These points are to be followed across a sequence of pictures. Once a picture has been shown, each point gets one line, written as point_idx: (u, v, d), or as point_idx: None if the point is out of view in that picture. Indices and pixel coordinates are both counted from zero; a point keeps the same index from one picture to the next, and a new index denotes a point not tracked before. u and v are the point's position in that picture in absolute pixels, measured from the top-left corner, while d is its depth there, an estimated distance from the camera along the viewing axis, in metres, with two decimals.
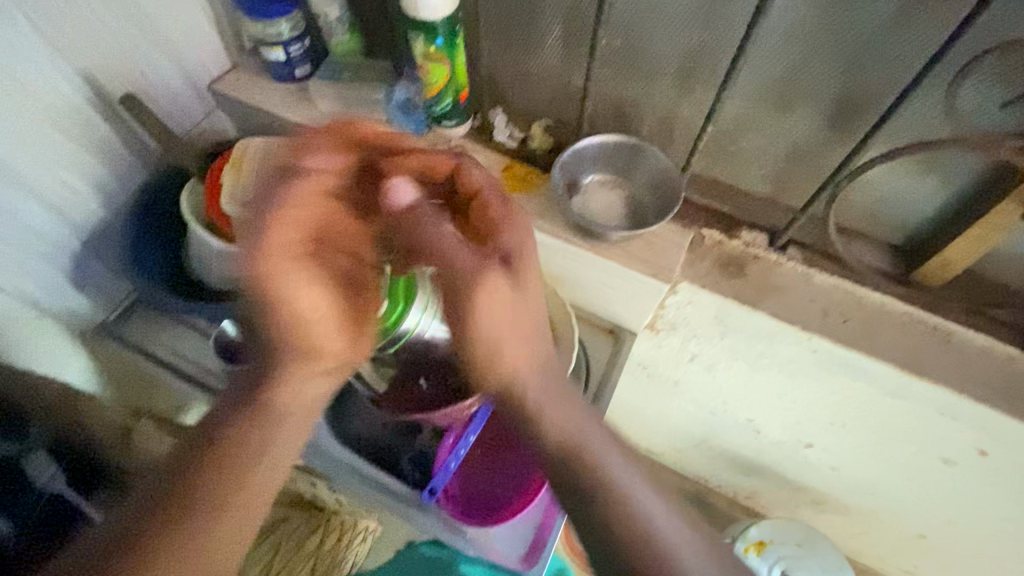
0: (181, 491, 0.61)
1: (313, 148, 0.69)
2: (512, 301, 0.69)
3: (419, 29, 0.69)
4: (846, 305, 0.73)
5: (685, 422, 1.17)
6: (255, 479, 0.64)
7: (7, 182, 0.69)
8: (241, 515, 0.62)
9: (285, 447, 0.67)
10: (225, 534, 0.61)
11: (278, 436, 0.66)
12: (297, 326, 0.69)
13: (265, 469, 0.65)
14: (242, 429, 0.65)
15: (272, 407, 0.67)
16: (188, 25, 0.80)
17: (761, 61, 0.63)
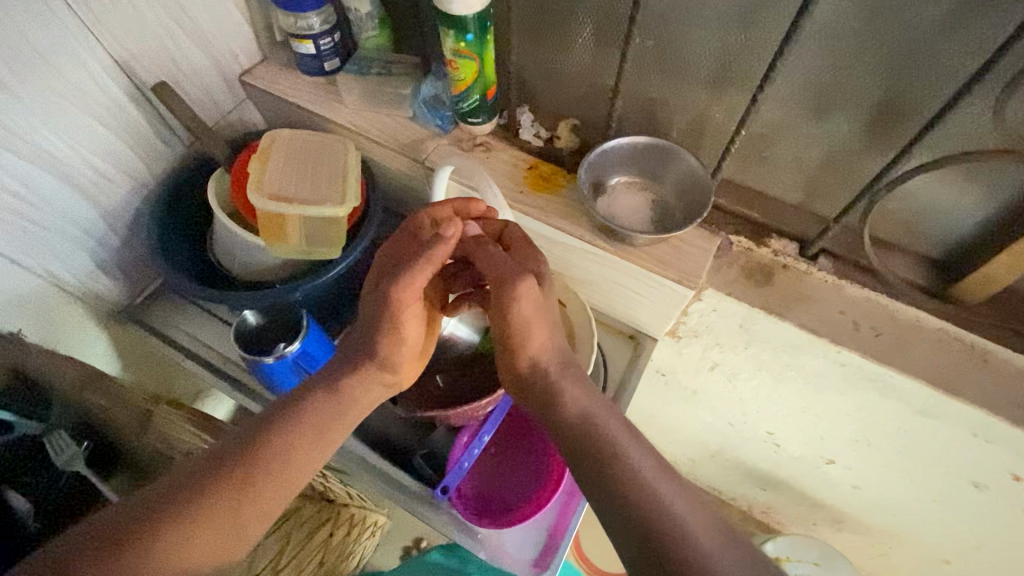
0: (209, 487, 0.55)
1: (438, 205, 0.65)
2: (545, 309, 0.60)
3: (449, 24, 0.68)
4: (878, 318, 0.71)
5: (702, 432, 1.14)
6: (266, 499, 0.56)
7: (43, 165, 0.70)
8: (243, 523, 0.55)
9: (308, 462, 0.58)
10: (219, 546, 0.53)
11: (297, 453, 0.58)
12: (382, 357, 0.62)
13: (274, 483, 0.56)
14: (279, 432, 0.58)
15: (312, 423, 0.59)
16: (221, 16, 0.81)
17: (800, 64, 0.62)
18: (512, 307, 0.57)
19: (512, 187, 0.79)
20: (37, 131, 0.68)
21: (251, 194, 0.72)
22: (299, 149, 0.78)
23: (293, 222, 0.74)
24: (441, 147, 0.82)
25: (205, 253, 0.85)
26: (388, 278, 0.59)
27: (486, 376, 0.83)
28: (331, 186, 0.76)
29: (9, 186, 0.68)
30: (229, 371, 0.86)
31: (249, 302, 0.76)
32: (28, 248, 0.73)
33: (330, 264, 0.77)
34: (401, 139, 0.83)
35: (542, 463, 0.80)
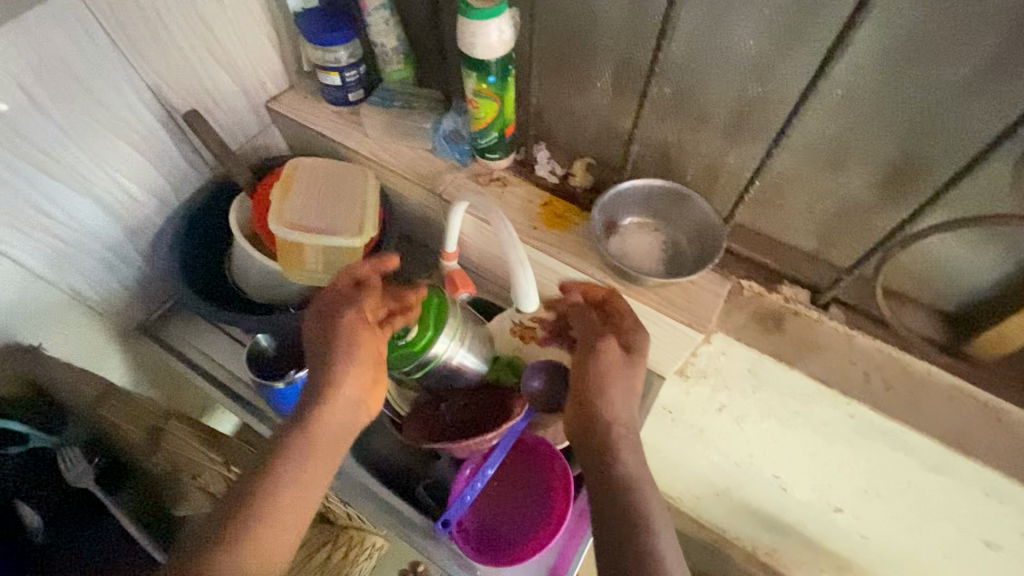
0: (233, 509, 0.58)
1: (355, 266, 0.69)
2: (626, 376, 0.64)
3: (472, 66, 0.70)
4: (889, 371, 0.70)
5: (707, 471, 1.13)
6: (283, 507, 0.59)
7: (75, 186, 0.72)
8: (278, 533, 0.58)
9: (312, 463, 0.61)
10: (264, 553, 0.57)
11: (298, 457, 0.60)
12: (338, 374, 0.62)
13: (287, 491, 0.59)
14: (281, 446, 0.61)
15: (311, 437, 0.61)
16: (252, 47, 0.84)
17: (816, 119, 0.62)
18: (594, 362, 0.64)
19: (526, 223, 0.80)
20: (71, 154, 0.70)
21: (272, 222, 0.74)
22: (321, 178, 0.80)
23: (311, 250, 0.76)
24: (459, 180, 0.84)
25: (223, 273, 0.86)
26: (327, 322, 0.65)
27: (492, 407, 0.83)
28: (349, 216, 0.78)
29: (42, 206, 0.71)
30: (238, 391, 0.87)
31: (263, 326, 0.77)
32: (54, 264, 0.75)
33: None
34: (419, 171, 0.85)
35: (544, 499, 0.79)
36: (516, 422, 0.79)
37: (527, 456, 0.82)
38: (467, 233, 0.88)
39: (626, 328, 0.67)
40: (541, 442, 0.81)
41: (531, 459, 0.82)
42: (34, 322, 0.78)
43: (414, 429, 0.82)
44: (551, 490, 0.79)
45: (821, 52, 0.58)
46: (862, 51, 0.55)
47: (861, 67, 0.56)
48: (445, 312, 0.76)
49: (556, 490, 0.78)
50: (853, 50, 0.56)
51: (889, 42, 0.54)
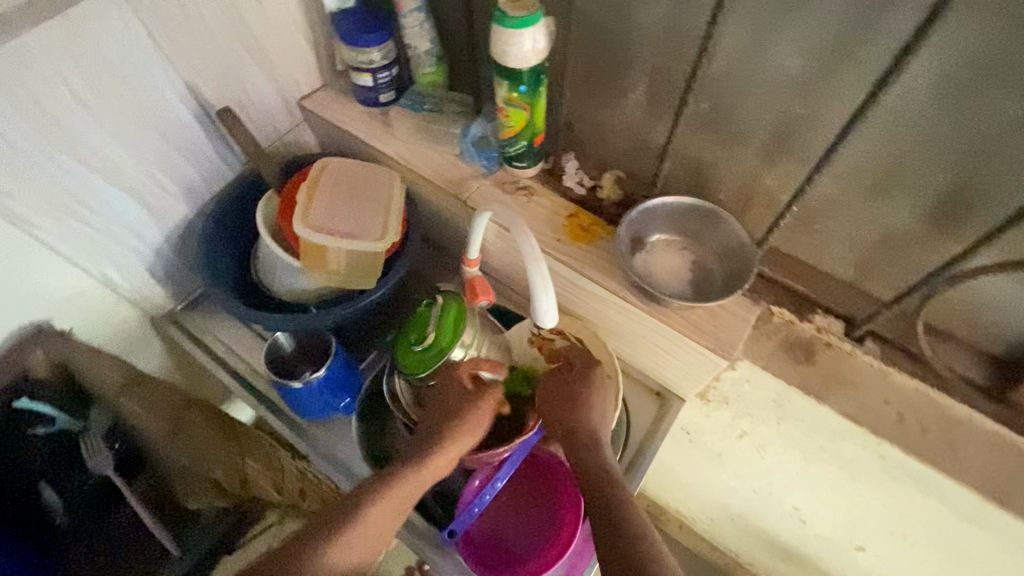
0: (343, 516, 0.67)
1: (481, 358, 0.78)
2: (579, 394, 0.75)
3: (505, 74, 0.69)
4: (927, 413, 0.66)
5: (724, 496, 1.10)
6: (375, 529, 0.67)
7: (110, 178, 0.74)
8: (361, 547, 0.66)
9: (405, 499, 0.70)
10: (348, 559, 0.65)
11: (400, 490, 0.70)
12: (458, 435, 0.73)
13: (383, 516, 0.68)
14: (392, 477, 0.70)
15: (417, 473, 0.71)
16: (288, 45, 0.85)
17: (861, 145, 0.59)
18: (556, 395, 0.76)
19: (550, 234, 0.78)
20: (108, 148, 0.72)
21: (295, 223, 0.75)
22: (347, 180, 0.80)
23: (332, 252, 0.76)
24: (484, 188, 0.82)
25: (249, 269, 0.88)
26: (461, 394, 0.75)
27: (502, 419, 0.83)
28: (373, 220, 0.78)
29: (80, 197, 0.72)
30: (255, 383, 0.89)
31: (282, 325, 0.78)
32: (87, 253, 0.77)
33: (361, 295, 0.79)
34: (445, 176, 0.84)
35: (552, 517, 0.78)
36: (528, 436, 0.78)
37: (537, 474, 0.81)
38: (490, 241, 0.87)
39: (580, 362, 0.78)
40: (553, 460, 0.80)
41: (542, 474, 0.80)
42: (66, 306, 0.81)
43: None
44: (558, 514, 0.77)
45: (873, 74, 0.54)
46: (918, 76, 0.52)
47: (916, 92, 0.53)
48: (463, 320, 0.77)
49: (564, 514, 0.77)
50: (908, 74, 0.52)
51: (949, 67, 0.50)
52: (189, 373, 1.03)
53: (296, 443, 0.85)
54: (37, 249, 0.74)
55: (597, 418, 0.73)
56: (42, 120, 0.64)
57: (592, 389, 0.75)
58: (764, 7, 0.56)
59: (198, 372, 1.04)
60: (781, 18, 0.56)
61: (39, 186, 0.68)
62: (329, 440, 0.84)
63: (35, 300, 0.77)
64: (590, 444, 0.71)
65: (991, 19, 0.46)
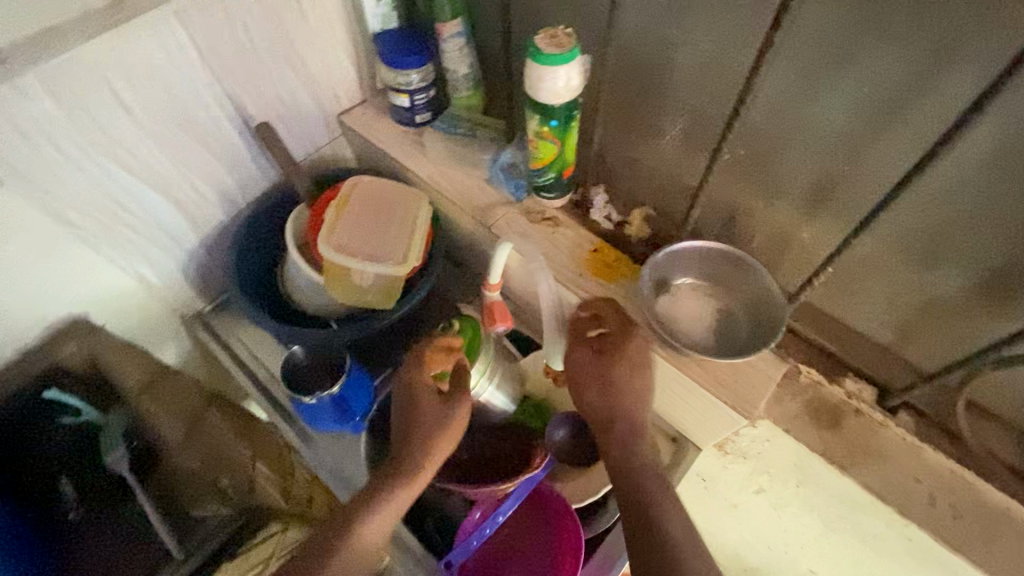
0: (335, 532, 0.66)
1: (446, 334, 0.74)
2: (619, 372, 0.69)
3: (536, 108, 0.68)
4: (961, 498, 0.62)
5: (737, 547, 1.05)
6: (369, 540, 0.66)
7: (154, 184, 0.77)
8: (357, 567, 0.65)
9: (400, 504, 0.68)
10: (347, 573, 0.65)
11: (390, 499, 0.67)
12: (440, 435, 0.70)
13: (377, 527, 0.66)
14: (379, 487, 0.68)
15: (402, 481, 0.69)
16: (330, 63, 0.86)
17: (907, 210, 0.56)
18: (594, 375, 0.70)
19: (572, 268, 0.77)
20: (153, 156, 0.75)
21: (320, 243, 0.76)
22: (375, 201, 0.81)
23: (354, 274, 0.77)
24: (510, 216, 0.82)
25: (276, 279, 0.90)
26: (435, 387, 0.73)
27: (512, 451, 0.81)
28: (397, 243, 0.78)
29: (122, 201, 0.76)
30: (272, 389, 0.90)
31: (300, 339, 0.79)
32: (126, 254, 0.81)
33: (379, 315, 0.80)
34: (473, 201, 0.84)
35: (551, 559, 0.75)
36: (534, 472, 0.75)
37: (542, 509, 0.78)
38: (512, 268, 0.86)
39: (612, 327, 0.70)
40: (557, 498, 0.77)
41: (544, 512, 0.78)
42: (102, 303, 0.84)
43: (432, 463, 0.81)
44: (557, 558, 0.74)
45: (923, 139, 0.51)
46: (974, 143, 0.49)
47: (971, 160, 0.50)
48: (478, 348, 0.76)
49: (563, 559, 0.74)
50: (963, 141, 0.49)
51: (1010, 139, 0.47)
52: (213, 371, 1.06)
53: (305, 455, 0.86)
54: (79, 248, 0.77)
55: (637, 390, 0.69)
56: (91, 128, 0.68)
57: (626, 364, 0.68)
58: (811, 59, 0.53)
59: (221, 370, 1.07)
60: (828, 72, 0.53)
61: (85, 190, 0.72)
62: (336, 456, 0.84)
63: (74, 296, 0.81)
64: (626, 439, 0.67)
65: None
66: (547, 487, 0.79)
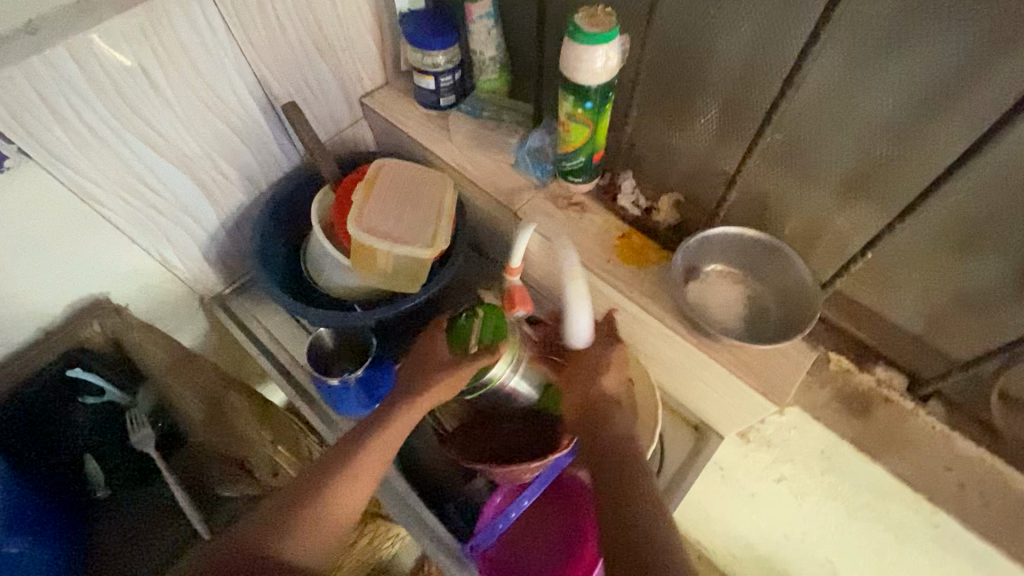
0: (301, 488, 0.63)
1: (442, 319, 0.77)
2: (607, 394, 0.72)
3: (572, 89, 0.67)
4: (990, 487, 0.62)
5: (751, 537, 1.05)
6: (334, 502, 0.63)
7: (177, 163, 0.76)
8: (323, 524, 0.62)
9: (373, 461, 0.66)
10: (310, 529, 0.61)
11: (367, 452, 0.66)
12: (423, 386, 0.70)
13: (349, 490, 0.64)
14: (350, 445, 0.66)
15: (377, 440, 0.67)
16: (356, 43, 0.85)
17: (953, 197, 0.55)
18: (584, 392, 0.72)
19: (599, 254, 0.76)
20: (177, 134, 0.74)
21: (349, 224, 0.75)
22: (402, 183, 0.80)
23: (381, 255, 0.76)
24: (536, 200, 0.81)
25: (298, 261, 0.89)
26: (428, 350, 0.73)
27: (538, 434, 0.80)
28: (424, 226, 0.78)
29: (145, 178, 0.75)
30: (292, 372, 0.90)
31: (326, 322, 0.79)
32: (149, 234, 0.80)
33: (406, 297, 0.79)
34: (498, 185, 0.83)
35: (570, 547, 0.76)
36: (559, 456, 0.76)
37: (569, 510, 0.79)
38: (536, 254, 0.85)
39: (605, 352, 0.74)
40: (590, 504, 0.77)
41: (564, 501, 0.79)
42: (125, 283, 0.84)
43: (459, 446, 0.80)
44: (573, 560, 0.75)
45: (974, 125, 0.50)
46: None
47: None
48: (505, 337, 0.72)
49: (574, 568, 0.74)
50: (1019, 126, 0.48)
51: None
52: (229, 353, 1.05)
53: (328, 438, 0.86)
54: (102, 226, 0.76)
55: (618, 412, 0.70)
56: (118, 103, 0.66)
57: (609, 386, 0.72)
58: (860, 42, 0.53)
59: (238, 352, 1.06)
60: (877, 55, 0.52)
61: (109, 166, 0.71)
62: None
63: (97, 275, 0.80)
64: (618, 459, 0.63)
65: None
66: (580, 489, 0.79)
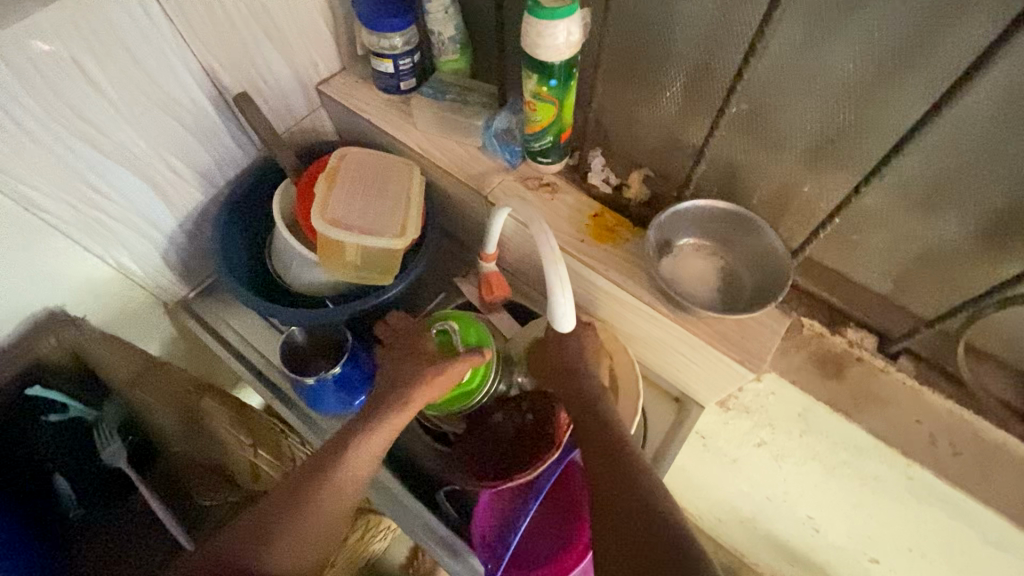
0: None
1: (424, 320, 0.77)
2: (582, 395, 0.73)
3: (535, 67, 0.66)
4: (959, 435, 0.65)
5: (734, 500, 1.08)
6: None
7: (125, 164, 0.72)
8: (312, 528, 0.61)
9: (364, 462, 0.65)
10: (302, 533, 0.60)
11: (358, 453, 0.65)
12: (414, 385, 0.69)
13: (338, 493, 0.63)
14: (300, 491, 0.62)
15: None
16: (308, 27, 0.81)
17: (915, 157, 0.56)
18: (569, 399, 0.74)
19: (573, 234, 0.75)
20: (124, 134, 0.70)
21: (314, 219, 0.73)
22: (367, 172, 0.78)
23: (351, 249, 0.74)
24: (507, 182, 0.79)
25: (264, 259, 0.86)
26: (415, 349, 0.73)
27: (530, 424, 0.77)
28: (392, 216, 0.76)
29: (91, 181, 0.71)
30: (267, 374, 0.87)
31: (296, 320, 0.76)
32: (101, 240, 0.76)
33: (380, 289, 0.77)
34: (466, 169, 0.81)
35: (567, 526, 0.73)
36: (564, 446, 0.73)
37: (557, 498, 0.75)
38: (509, 237, 0.84)
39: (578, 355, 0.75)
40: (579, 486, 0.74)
41: (559, 478, 0.76)
42: (81, 294, 0.80)
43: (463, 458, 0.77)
44: (570, 542, 0.72)
45: (934, 85, 0.51)
46: (987, 85, 0.49)
47: (986, 99, 0.50)
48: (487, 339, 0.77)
49: (569, 553, 0.71)
50: (976, 85, 0.49)
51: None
52: (200, 358, 1.01)
53: (309, 437, 0.84)
54: (51, 236, 0.72)
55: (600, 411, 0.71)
56: (57, 106, 0.62)
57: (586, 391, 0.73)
58: (822, 7, 0.53)
59: (208, 357, 1.02)
60: (837, 20, 0.52)
61: (51, 172, 0.66)
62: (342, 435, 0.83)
63: (51, 287, 0.76)
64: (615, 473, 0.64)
65: None
66: (564, 472, 0.76)
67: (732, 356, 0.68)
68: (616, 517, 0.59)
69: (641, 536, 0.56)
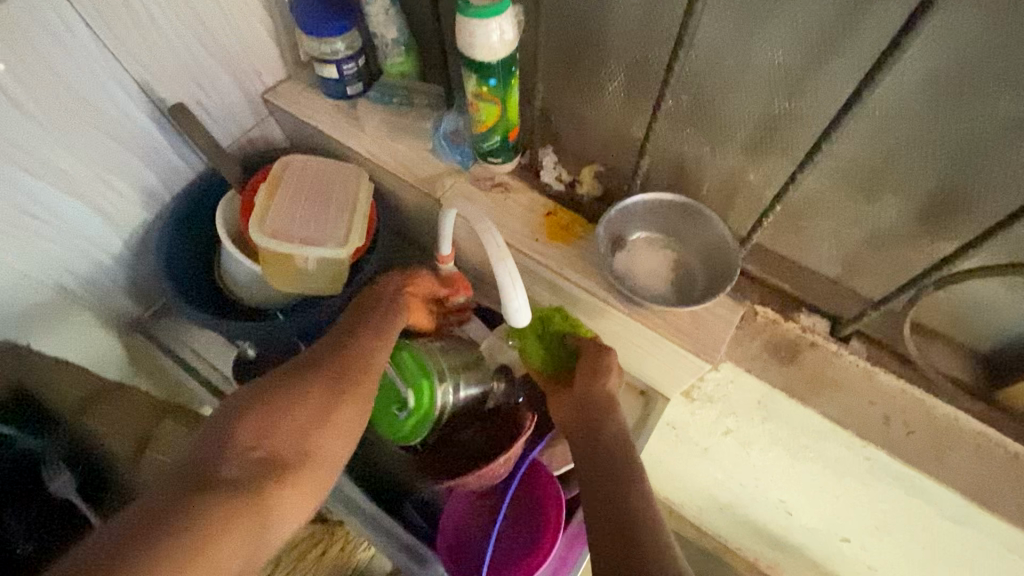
0: (230, 504, 0.49)
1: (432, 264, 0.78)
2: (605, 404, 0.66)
3: (473, 67, 0.65)
4: (912, 414, 0.65)
5: (711, 487, 1.08)
6: (273, 506, 0.51)
7: (59, 185, 0.70)
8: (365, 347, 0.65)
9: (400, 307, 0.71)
10: (353, 352, 0.64)
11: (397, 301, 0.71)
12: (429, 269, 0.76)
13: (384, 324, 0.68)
14: (352, 325, 0.67)
15: (303, 450, 0.56)
16: (246, 36, 0.79)
17: (850, 140, 0.56)
18: (592, 400, 0.67)
19: (526, 234, 0.74)
20: (56, 155, 0.67)
21: (254, 231, 0.71)
22: (311, 181, 0.77)
23: (297, 261, 0.73)
24: (458, 184, 0.78)
25: (211, 273, 0.85)
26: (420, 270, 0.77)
27: (499, 429, 0.75)
28: (336, 223, 0.75)
29: (24, 206, 0.68)
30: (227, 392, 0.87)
31: (246, 334, 0.75)
32: (42, 265, 0.74)
33: (329, 299, 0.76)
34: (417, 173, 0.80)
35: (533, 528, 0.73)
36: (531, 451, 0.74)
37: (523, 498, 0.75)
38: (465, 240, 0.83)
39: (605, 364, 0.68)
40: (544, 487, 0.74)
41: (526, 481, 0.76)
42: (25, 323, 0.77)
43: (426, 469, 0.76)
44: (535, 545, 0.72)
45: (861, 67, 0.51)
46: (909, 69, 0.49)
47: (908, 84, 0.50)
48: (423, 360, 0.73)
49: (531, 558, 0.71)
50: (897, 68, 0.50)
51: (942, 61, 0.48)
52: (161, 378, 0.99)
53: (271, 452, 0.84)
54: None
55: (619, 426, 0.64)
56: None
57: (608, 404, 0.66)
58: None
59: (172, 379, 1.01)
60: (763, 9, 0.52)
61: None
62: None
63: None
64: (608, 461, 0.60)
65: (982, 13, 0.44)
66: (532, 476, 0.75)
67: (687, 350, 0.68)
68: (601, 513, 0.55)
69: (618, 530, 0.52)
